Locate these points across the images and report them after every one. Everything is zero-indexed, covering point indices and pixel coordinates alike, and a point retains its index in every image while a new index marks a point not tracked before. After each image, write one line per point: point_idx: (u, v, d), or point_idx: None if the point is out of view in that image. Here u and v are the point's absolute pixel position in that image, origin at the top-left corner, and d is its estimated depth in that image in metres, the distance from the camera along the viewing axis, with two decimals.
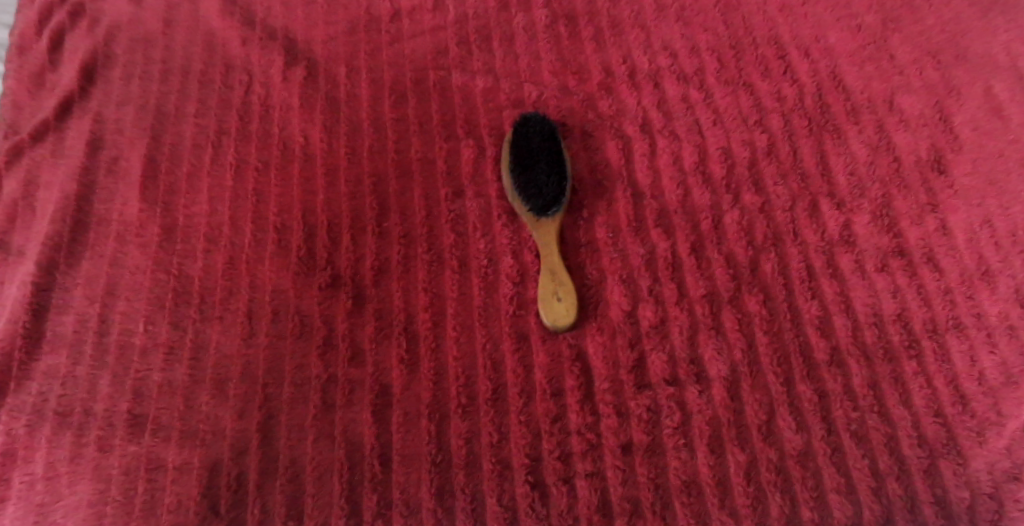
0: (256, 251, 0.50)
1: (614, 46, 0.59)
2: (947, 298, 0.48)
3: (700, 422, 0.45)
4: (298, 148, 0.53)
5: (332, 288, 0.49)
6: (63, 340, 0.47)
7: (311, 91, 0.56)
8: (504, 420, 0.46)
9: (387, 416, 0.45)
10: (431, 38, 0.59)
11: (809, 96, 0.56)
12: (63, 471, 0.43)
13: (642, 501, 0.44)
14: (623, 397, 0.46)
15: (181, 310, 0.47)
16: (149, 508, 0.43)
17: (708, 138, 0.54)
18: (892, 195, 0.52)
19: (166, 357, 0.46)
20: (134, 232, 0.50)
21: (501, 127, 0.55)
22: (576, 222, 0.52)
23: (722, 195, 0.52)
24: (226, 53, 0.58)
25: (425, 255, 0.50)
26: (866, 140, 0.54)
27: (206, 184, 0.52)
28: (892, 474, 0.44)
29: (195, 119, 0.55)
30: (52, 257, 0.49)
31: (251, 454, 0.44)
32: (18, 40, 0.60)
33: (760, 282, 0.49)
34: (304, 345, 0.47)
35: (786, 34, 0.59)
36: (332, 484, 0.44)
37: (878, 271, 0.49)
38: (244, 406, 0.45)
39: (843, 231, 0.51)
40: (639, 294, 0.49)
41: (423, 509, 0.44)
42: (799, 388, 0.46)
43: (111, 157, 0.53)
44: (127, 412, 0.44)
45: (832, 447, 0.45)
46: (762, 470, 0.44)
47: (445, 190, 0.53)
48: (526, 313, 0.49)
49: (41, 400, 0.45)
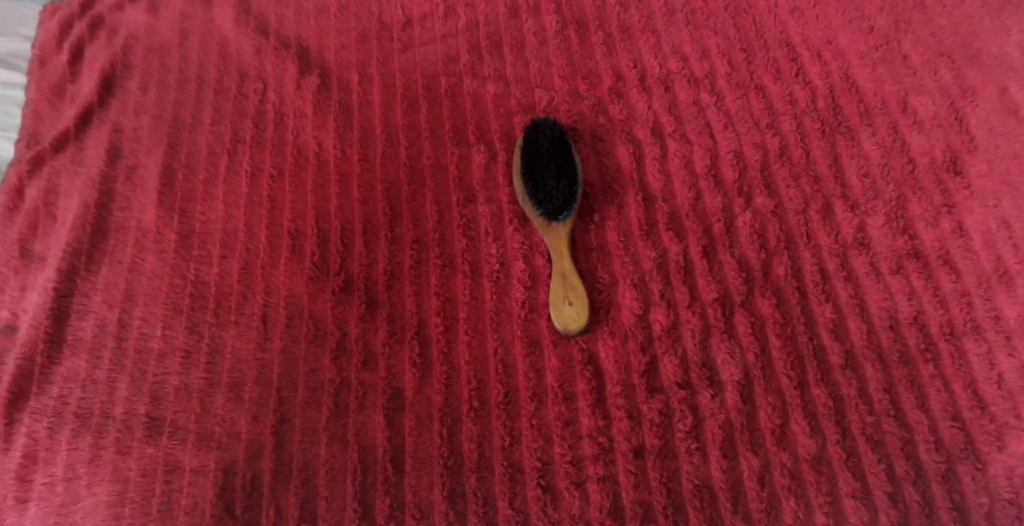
0: (270, 257, 0.50)
1: (624, 50, 0.59)
2: (964, 301, 0.48)
3: (713, 426, 0.45)
4: (312, 155, 0.54)
5: (345, 293, 0.49)
6: (83, 344, 0.47)
7: (324, 99, 0.57)
8: (516, 423, 0.46)
9: (399, 420, 0.46)
10: (442, 45, 0.60)
11: (822, 98, 0.56)
12: (82, 473, 0.44)
13: (654, 506, 0.44)
14: (635, 401, 0.46)
15: (197, 315, 0.48)
16: (166, 509, 0.43)
17: (719, 141, 0.54)
18: (906, 197, 0.51)
19: (183, 361, 0.47)
20: (152, 238, 0.51)
21: (512, 133, 0.56)
22: (587, 227, 0.52)
23: (734, 198, 0.52)
24: (241, 63, 0.59)
25: (437, 260, 0.50)
26: (880, 141, 0.53)
27: (221, 191, 0.53)
28: (909, 479, 0.44)
29: (211, 128, 0.55)
30: (72, 263, 0.50)
31: (266, 457, 0.45)
32: (39, 52, 0.61)
33: (773, 285, 0.49)
34: (317, 349, 0.47)
35: (797, 36, 0.59)
36: (345, 487, 0.44)
37: (893, 274, 0.49)
38: (258, 410, 0.46)
39: (856, 233, 0.50)
40: (651, 298, 0.49)
41: (435, 512, 0.44)
42: (813, 392, 0.46)
43: (129, 166, 0.54)
44: (144, 415, 0.45)
45: (846, 452, 0.44)
46: (775, 475, 0.44)
47: (457, 196, 0.53)
48: (537, 317, 0.49)
49: (60, 403, 0.46)
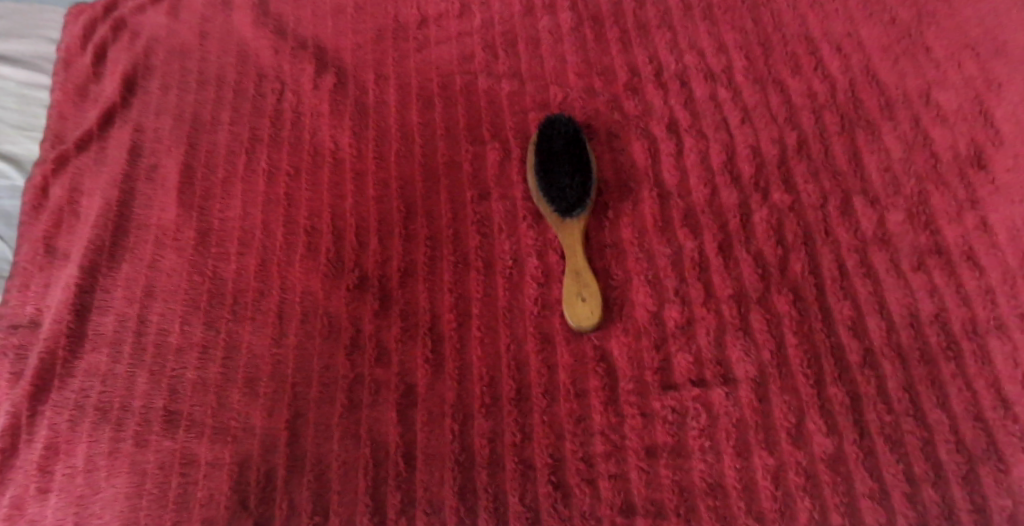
0: (287, 253, 0.51)
1: (640, 46, 0.59)
2: (987, 298, 0.46)
3: (727, 424, 0.45)
4: (328, 153, 0.55)
5: (360, 290, 0.49)
6: (103, 339, 0.48)
7: (341, 97, 0.57)
8: (527, 420, 0.46)
9: (411, 416, 0.46)
10: (458, 43, 0.60)
11: (842, 92, 0.55)
12: (101, 465, 0.45)
13: (666, 504, 0.43)
14: (648, 398, 0.46)
15: (215, 311, 0.49)
16: (182, 501, 0.44)
17: (735, 136, 0.54)
18: (928, 192, 0.50)
19: (200, 356, 0.47)
20: (171, 236, 0.52)
21: (527, 130, 0.56)
22: (601, 223, 0.51)
23: (750, 194, 0.51)
24: (260, 64, 0.59)
25: (451, 256, 0.51)
26: (901, 135, 0.52)
27: (239, 189, 0.54)
28: (928, 480, 0.42)
29: (230, 127, 0.56)
30: (94, 260, 0.51)
31: (280, 451, 0.45)
32: (64, 54, 0.63)
33: (790, 281, 0.48)
34: (332, 345, 0.48)
35: (816, 30, 0.58)
36: (357, 482, 0.44)
37: (914, 270, 0.48)
38: (273, 405, 0.46)
39: (876, 229, 0.49)
40: (665, 294, 0.49)
41: (446, 507, 0.44)
42: (830, 390, 0.45)
43: (150, 164, 0.55)
44: (162, 408, 0.46)
45: (864, 451, 0.43)
46: (790, 475, 0.43)
47: (471, 193, 0.53)
48: (550, 314, 0.49)
49: (82, 397, 0.47)
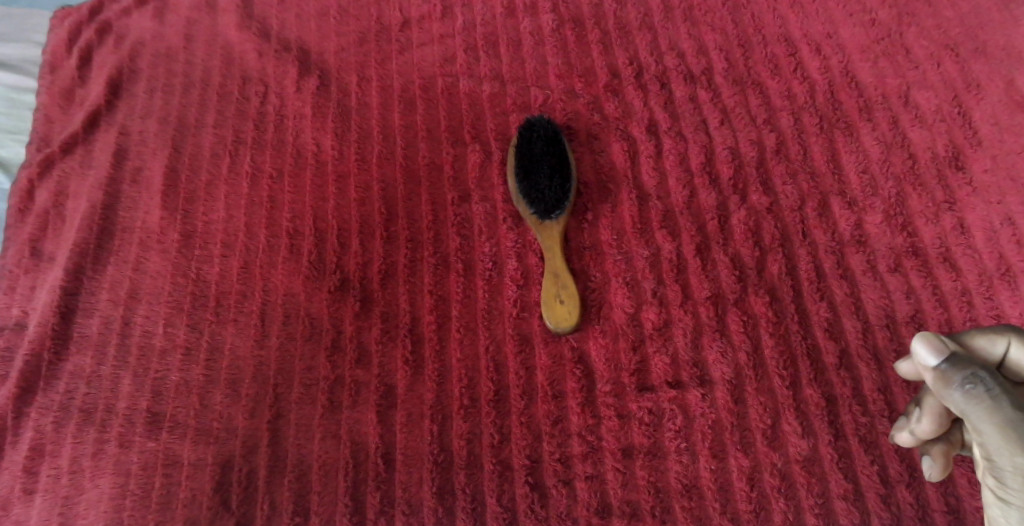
0: (269, 255, 0.51)
1: (621, 48, 0.59)
2: (963, 299, 0.47)
3: (702, 426, 0.45)
4: (310, 156, 0.55)
5: (341, 292, 0.50)
6: (88, 341, 0.49)
7: (323, 100, 0.57)
8: (505, 421, 0.46)
9: (390, 416, 0.46)
10: (440, 46, 0.60)
11: (821, 94, 0.55)
12: (86, 466, 0.45)
13: (642, 505, 0.44)
14: (625, 399, 0.46)
15: (198, 312, 0.49)
16: (165, 502, 0.44)
17: (714, 138, 0.54)
18: (906, 193, 0.50)
19: (183, 358, 0.48)
20: (156, 238, 0.52)
21: (508, 132, 0.56)
22: (580, 225, 0.52)
23: (729, 195, 0.52)
24: (244, 66, 0.60)
25: (431, 258, 0.51)
26: (880, 136, 0.52)
27: (223, 191, 0.54)
28: (903, 481, 0.43)
29: (214, 130, 0.57)
30: (79, 262, 0.52)
31: (261, 453, 0.46)
32: (50, 57, 0.63)
33: (767, 283, 0.48)
34: (313, 347, 0.48)
35: (797, 31, 0.58)
36: (337, 483, 0.45)
37: (890, 271, 0.48)
38: (256, 406, 0.47)
39: (854, 231, 0.50)
40: (643, 296, 0.49)
41: (425, 508, 0.44)
42: (806, 392, 0.45)
43: (135, 167, 0.56)
44: (146, 410, 0.46)
45: (839, 453, 0.44)
46: (765, 476, 0.44)
47: (452, 194, 0.53)
48: (529, 316, 0.49)
49: (67, 398, 0.47)
